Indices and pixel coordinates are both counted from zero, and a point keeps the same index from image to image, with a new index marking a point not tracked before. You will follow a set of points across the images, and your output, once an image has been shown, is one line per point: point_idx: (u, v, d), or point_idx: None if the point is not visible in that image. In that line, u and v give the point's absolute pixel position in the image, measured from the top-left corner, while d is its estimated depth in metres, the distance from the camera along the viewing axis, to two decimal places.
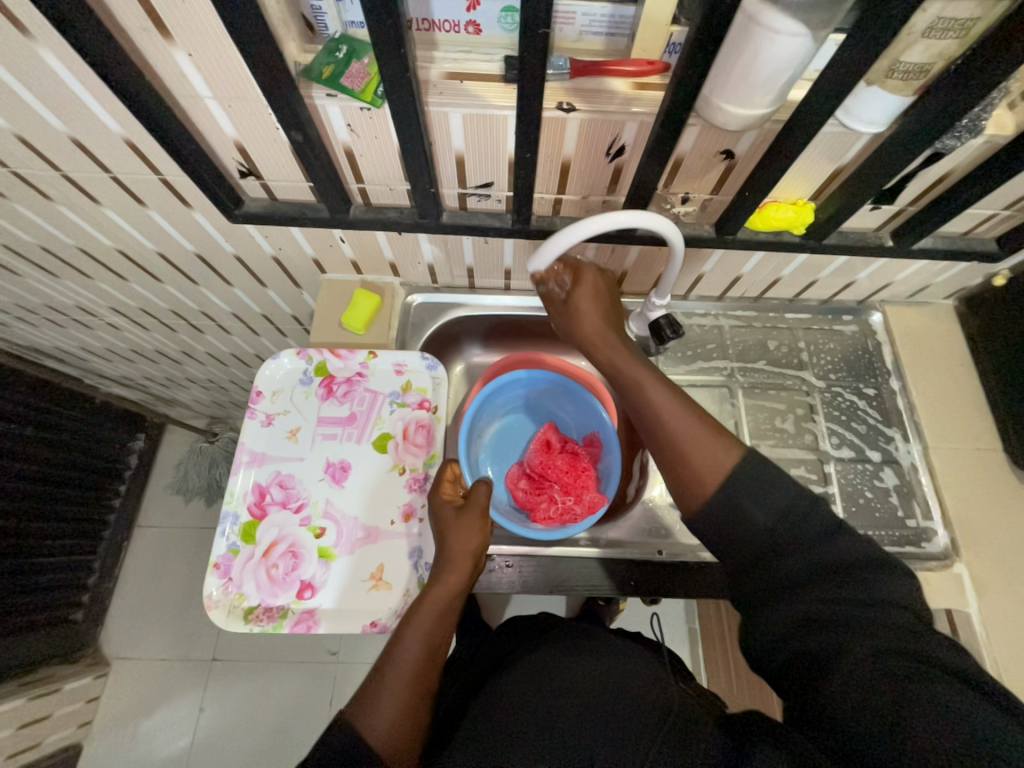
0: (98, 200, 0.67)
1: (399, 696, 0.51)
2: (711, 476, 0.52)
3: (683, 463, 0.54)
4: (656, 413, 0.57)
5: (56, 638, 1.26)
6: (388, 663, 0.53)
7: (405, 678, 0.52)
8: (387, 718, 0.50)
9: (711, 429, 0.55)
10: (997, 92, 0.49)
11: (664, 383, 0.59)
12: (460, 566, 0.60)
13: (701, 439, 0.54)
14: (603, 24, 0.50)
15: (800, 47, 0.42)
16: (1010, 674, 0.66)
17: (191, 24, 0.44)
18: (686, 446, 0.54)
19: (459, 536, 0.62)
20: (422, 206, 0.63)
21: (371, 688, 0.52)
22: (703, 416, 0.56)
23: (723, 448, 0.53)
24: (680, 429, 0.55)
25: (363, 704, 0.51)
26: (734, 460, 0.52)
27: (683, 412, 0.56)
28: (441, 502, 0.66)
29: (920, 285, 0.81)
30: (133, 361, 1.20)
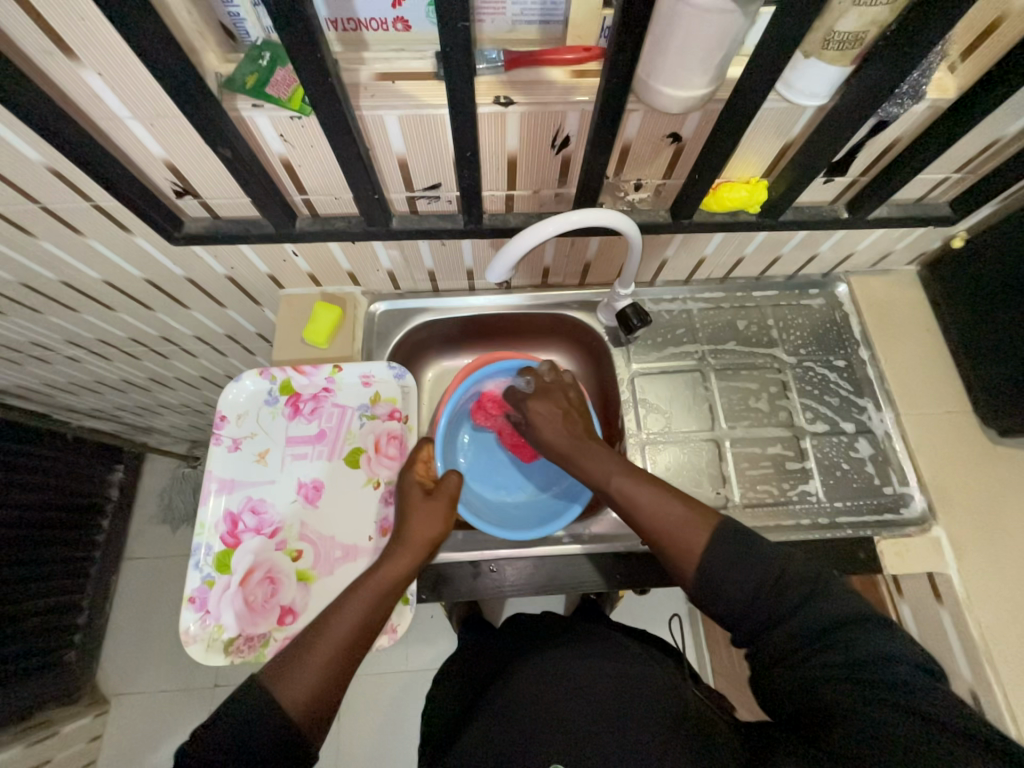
0: (32, 233, 0.64)
1: (325, 666, 0.49)
2: (689, 545, 0.53)
3: (662, 545, 0.55)
4: (624, 490, 0.60)
5: (49, 682, 1.24)
6: (319, 628, 0.51)
7: (337, 647, 0.50)
8: (308, 682, 0.47)
9: (682, 504, 0.56)
10: (935, 54, 0.48)
11: (626, 461, 0.63)
12: (416, 550, 0.60)
13: (673, 523, 0.54)
14: (534, 12, 0.48)
15: (730, 24, 0.41)
16: (992, 632, 0.67)
17: (96, 43, 0.42)
18: (659, 530, 0.55)
19: (421, 521, 0.63)
20: (370, 213, 0.61)
21: (298, 651, 0.49)
22: (674, 491, 0.57)
23: (697, 521, 0.54)
24: (647, 504, 0.57)
25: (282, 668, 0.48)
26: (708, 534, 0.53)
27: (648, 486, 0.58)
28: (412, 482, 0.67)
29: (882, 253, 0.81)
30: (100, 393, 1.17)
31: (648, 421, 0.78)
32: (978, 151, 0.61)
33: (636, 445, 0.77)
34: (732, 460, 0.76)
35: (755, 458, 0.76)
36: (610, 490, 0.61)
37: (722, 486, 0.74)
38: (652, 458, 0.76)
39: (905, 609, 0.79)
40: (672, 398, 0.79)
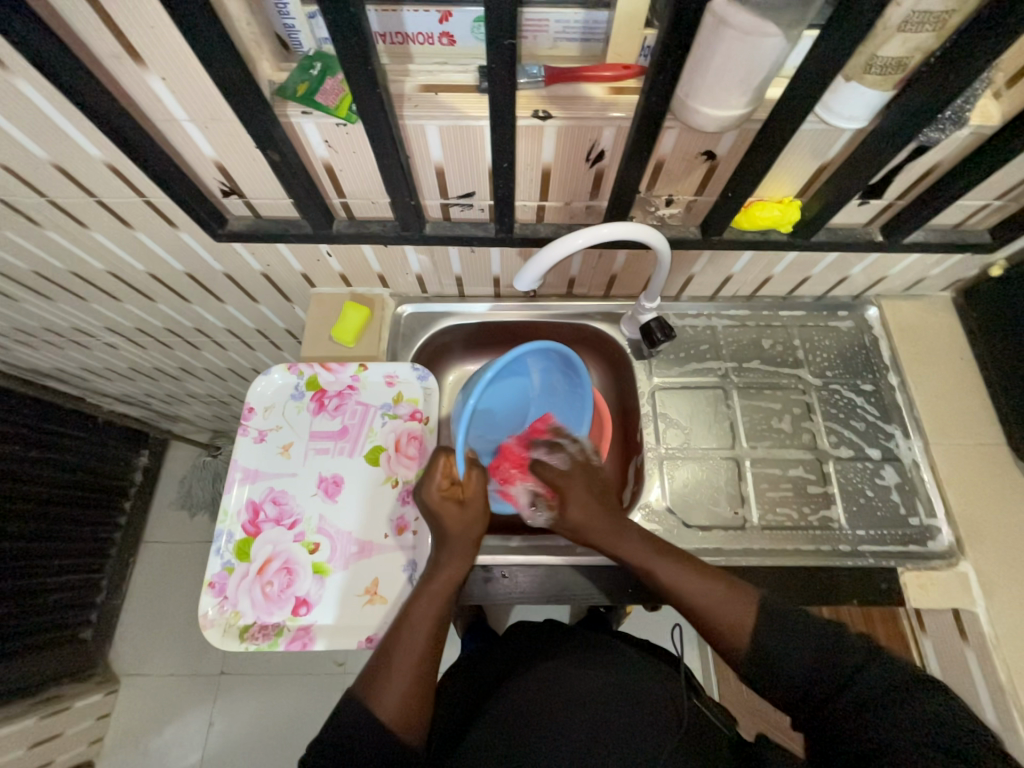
0: (86, 224, 0.68)
1: (408, 673, 0.52)
2: (737, 633, 0.53)
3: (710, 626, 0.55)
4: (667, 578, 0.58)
5: (66, 657, 1.27)
6: (395, 644, 0.54)
7: (415, 660, 0.53)
8: (396, 693, 0.51)
9: (719, 584, 0.56)
10: (979, 83, 0.48)
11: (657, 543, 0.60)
12: (464, 553, 0.60)
13: (717, 604, 0.55)
14: (577, 30, 0.49)
15: (771, 48, 0.41)
16: (1021, 677, 0.64)
17: (163, 50, 0.44)
18: (705, 613, 0.55)
19: (462, 527, 0.61)
20: (405, 219, 0.63)
21: (379, 666, 0.53)
22: (706, 569, 0.58)
23: (734, 599, 0.55)
24: (688, 589, 0.57)
25: (373, 686, 0.52)
26: (752, 614, 0.54)
27: (686, 571, 0.58)
28: (440, 498, 0.62)
29: (916, 279, 0.79)
30: (133, 379, 1.21)
31: (667, 435, 0.78)
32: (1021, 179, 0.59)
33: (654, 459, 0.76)
34: (751, 480, 0.75)
35: (775, 480, 0.75)
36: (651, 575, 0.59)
37: (741, 506, 0.73)
38: (669, 473, 0.76)
39: (926, 646, 0.76)
40: (693, 414, 0.79)
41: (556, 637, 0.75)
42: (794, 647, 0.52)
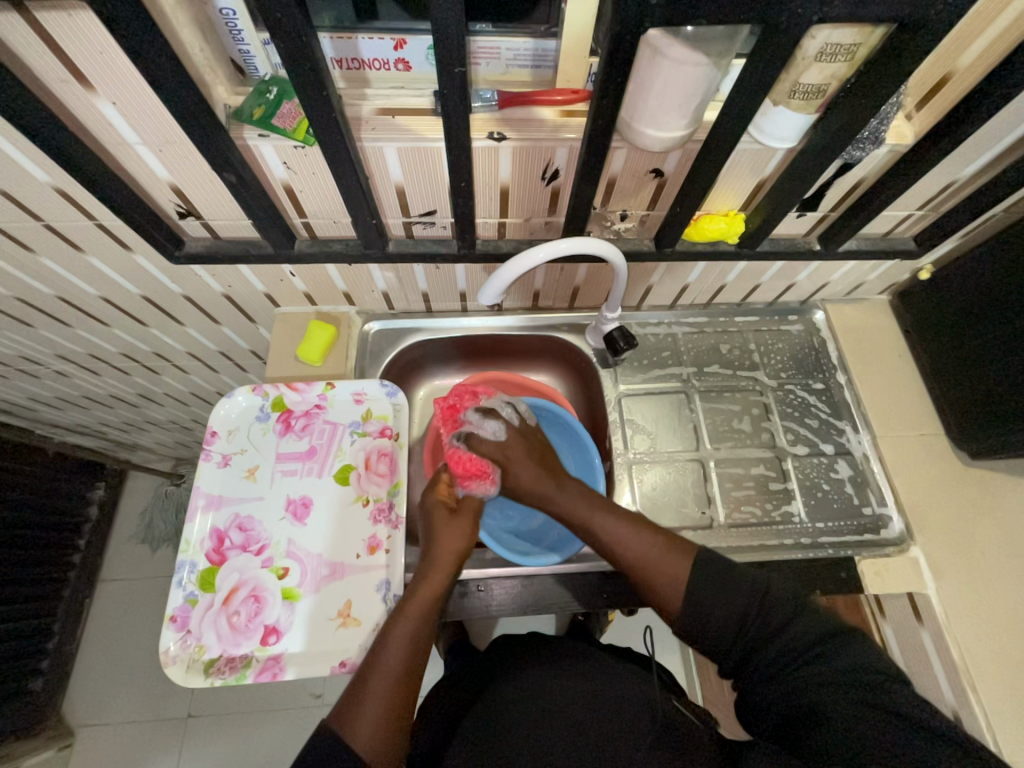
0: (32, 250, 0.66)
1: (381, 697, 0.51)
2: (672, 590, 0.55)
3: (648, 581, 0.57)
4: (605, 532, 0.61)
5: (13, 712, 1.18)
6: (373, 665, 0.53)
7: (392, 678, 0.52)
8: (370, 720, 0.49)
9: (641, 528, 0.60)
10: (891, 105, 0.53)
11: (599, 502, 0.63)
12: (444, 566, 0.61)
13: (658, 558, 0.57)
14: (527, 58, 0.52)
15: (704, 75, 0.45)
16: (971, 652, 0.68)
17: (112, 76, 0.44)
18: (643, 567, 0.57)
19: (446, 538, 0.64)
20: (367, 237, 0.64)
21: (357, 691, 0.51)
22: (628, 516, 0.62)
23: (676, 555, 0.57)
24: (618, 534, 0.60)
25: (346, 712, 0.49)
26: (687, 567, 0.56)
27: (614, 527, 0.60)
28: (435, 501, 0.68)
29: (855, 283, 0.85)
30: (86, 408, 1.16)
31: (635, 441, 0.80)
32: (936, 191, 0.65)
33: (624, 464, 0.78)
34: (716, 480, 0.77)
35: (738, 479, 0.78)
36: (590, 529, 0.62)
37: (708, 507, 0.76)
38: (639, 478, 0.77)
39: (887, 630, 0.80)
40: (658, 420, 0.81)
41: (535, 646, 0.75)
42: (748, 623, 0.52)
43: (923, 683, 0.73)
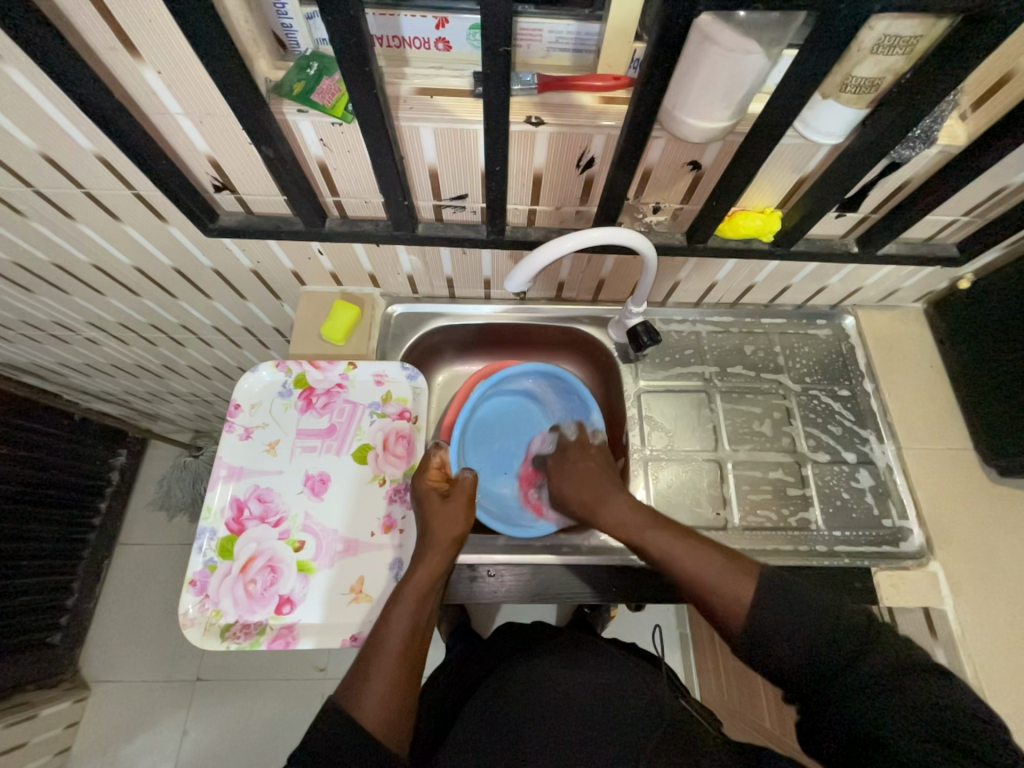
0: (71, 216, 0.67)
1: (386, 675, 0.51)
2: (734, 601, 0.54)
3: (708, 595, 0.55)
4: (660, 547, 0.60)
5: (33, 663, 1.23)
6: (374, 646, 0.54)
7: (392, 658, 0.53)
8: (376, 697, 0.50)
9: (696, 541, 0.59)
10: (947, 103, 0.51)
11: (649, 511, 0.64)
12: (442, 549, 0.62)
13: (716, 573, 0.55)
14: (570, 41, 0.51)
15: (754, 63, 0.44)
16: (987, 673, 0.66)
17: (159, 44, 0.44)
18: (703, 584, 0.56)
19: (443, 521, 0.64)
20: (397, 218, 0.64)
21: (361, 671, 0.52)
22: (678, 527, 0.61)
23: (738, 573, 0.55)
24: (674, 545, 0.59)
25: (352, 691, 0.51)
26: (751, 584, 0.54)
27: (672, 538, 0.60)
28: (427, 487, 0.68)
29: (889, 290, 0.83)
30: (114, 376, 1.19)
31: (652, 438, 0.79)
32: (985, 196, 0.63)
33: (639, 460, 0.78)
34: (733, 482, 0.77)
35: (755, 482, 0.77)
36: (644, 546, 0.62)
37: (722, 508, 0.75)
38: (654, 475, 0.77)
39: None
40: (677, 418, 0.81)
41: (541, 638, 0.75)
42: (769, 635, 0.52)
43: None
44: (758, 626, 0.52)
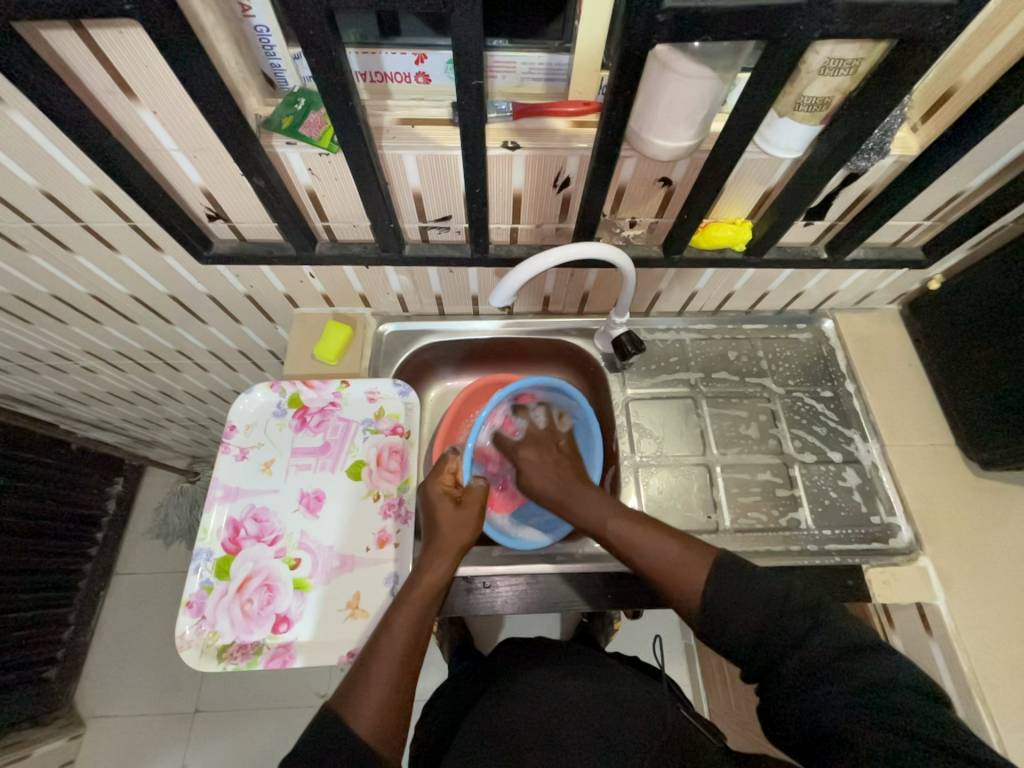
0: (70, 249, 0.70)
1: (384, 684, 0.52)
2: (691, 586, 0.56)
3: (671, 583, 0.58)
4: (621, 533, 0.63)
5: (27, 699, 1.21)
6: (375, 651, 0.54)
7: (394, 665, 0.53)
8: (374, 704, 0.50)
9: (644, 523, 0.63)
10: (896, 117, 0.54)
11: (603, 499, 0.68)
12: (447, 555, 0.63)
13: (672, 556, 0.59)
14: (541, 71, 0.55)
15: (710, 87, 0.47)
16: (982, 665, 0.67)
17: (155, 87, 0.47)
18: (658, 566, 0.59)
19: (451, 528, 0.66)
20: (385, 241, 0.66)
21: (360, 676, 0.53)
22: (627, 512, 0.65)
23: (693, 560, 0.58)
24: (626, 529, 0.63)
25: (350, 696, 0.51)
26: (709, 572, 0.56)
27: (631, 521, 0.64)
28: (440, 493, 0.69)
29: (864, 292, 0.86)
30: (110, 403, 1.20)
31: (641, 444, 0.81)
32: (944, 201, 0.66)
33: (630, 467, 0.79)
34: (722, 485, 0.78)
35: (744, 485, 0.78)
36: (602, 531, 0.65)
37: (714, 512, 0.76)
38: (645, 481, 0.78)
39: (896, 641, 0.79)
40: (665, 424, 0.82)
41: (540, 650, 0.75)
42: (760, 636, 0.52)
43: None
44: (753, 627, 0.52)
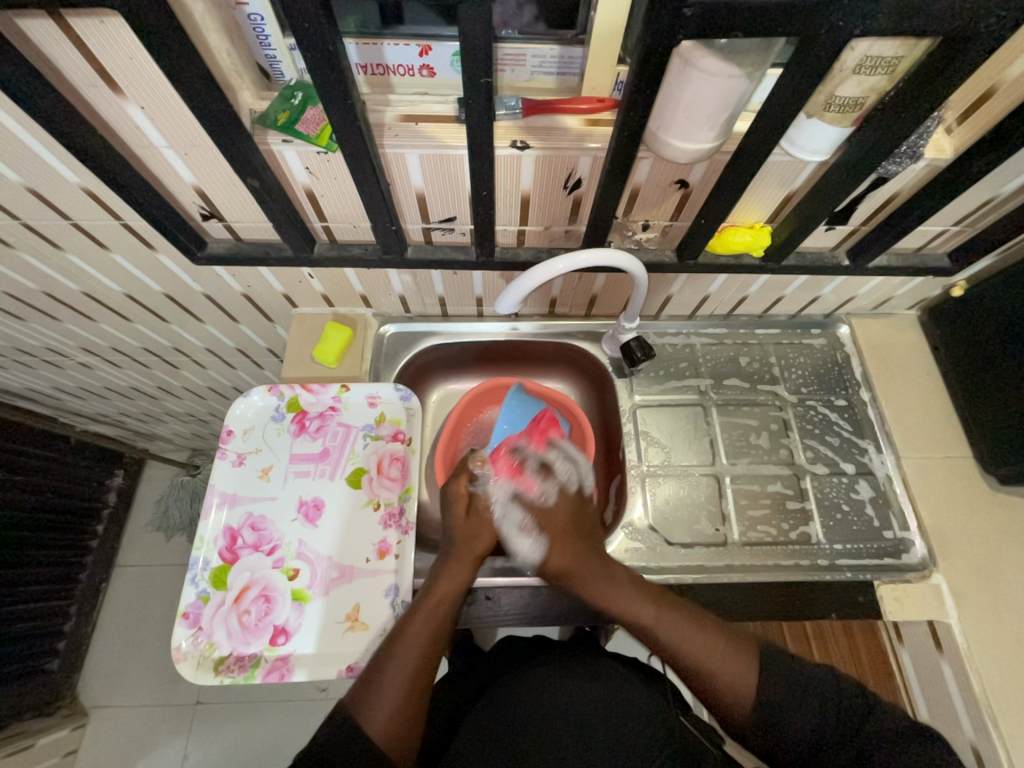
0: (59, 246, 0.67)
1: (396, 687, 0.53)
2: (743, 691, 0.54)
3: (711, 691, 0.55)
4: (673, 638, 0.58)
5: (30, 692, 1.21)
6: (387, 655, 0.55)
7: (404, 672, 0.54)
8: (386, 708, 0.52)
9: (721, 640, 0.57)
10: (931, 120, 0.51)
11: (673, 616, 0.58)
12: (463, 563, 0.62)
13: (722, 662, 0.55)
14: (553, 64, 0.51)
15: (736, 87, 0.44)
16: (993, 685, 0.65)
17: (142, 81, 0.44)
18: (709, 676, 0.56)
19: (470, 537, 0.64)
20: (386, 243, 0.64)
21: (372, 678, 0.54)
22: (708, 620, 0.59)
23: (740, 660, 0.56)
24: (696, 654, 0.56)
25: (362, 698, 0.53)
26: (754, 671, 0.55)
27: (685, 629, 0.58)
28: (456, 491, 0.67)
29: (883, 298, 0.83)
30: (108, 399, 1.18)
31: (648, 453, 0.79)
32: (974, 207, 0.63)
33: (637, 476, 0.77)
34: (731, 496, 0.76)
35: (754, 496, 0.76)
36: (653, 637, 0.59)
37: (722, 524, 0.74)
38: (651, 490, 0.76)
39: (904, 656, 0.78)
40: (673, 432, 0.80)
41: (543, 650, 0.74)
42: None
43: (941, 714, 0.71)
44: None
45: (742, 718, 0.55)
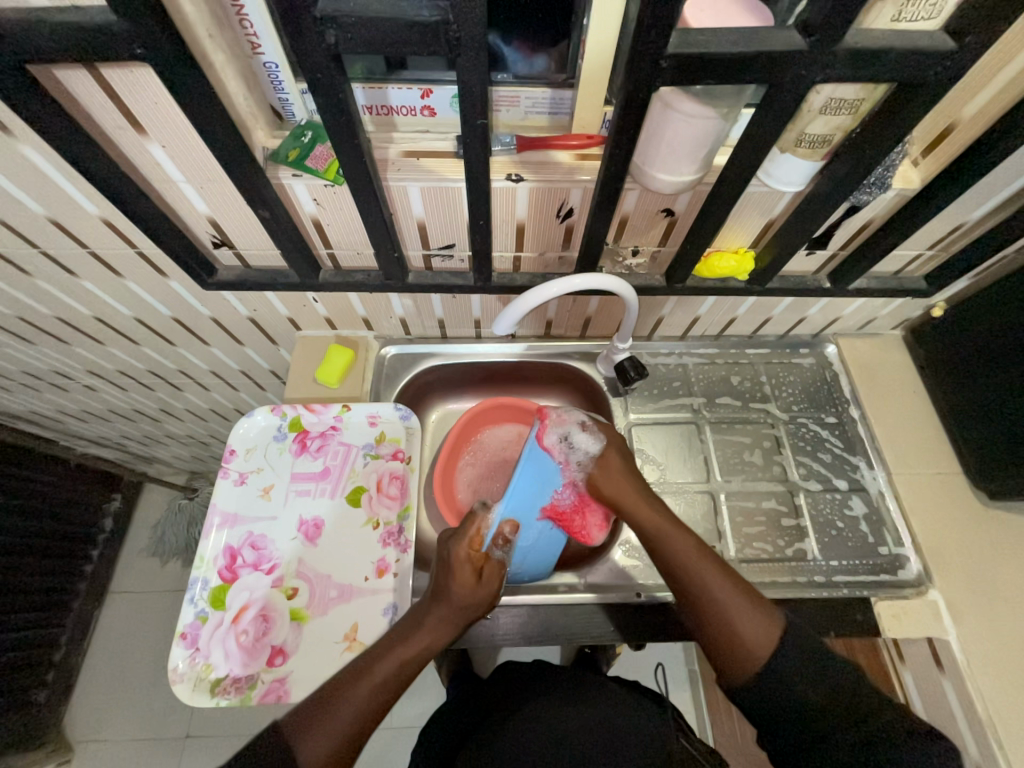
0: (75, 273, 0.70)
1: (343, 731, 0.50)
2: (758, 645, 0.54)
3: (729, 636, 0.55)
4: (700, 576, 0.59)
5: (15, 724, 1.18)
6: (349, 689, 0.53)
7: (357, 716, 0.52)
8: (324, 749, 0.49)
9: (746, 594, 0.57)
10: (896, 154, 0.55)
11: (706, 554, 0.60)
12: (450, 625, 0.60)
13: (743, 611, 0.56)
14: (545, 105, 0.55)
15: (713, 126, 0.47)
16: (994, 704, 0.65)
17: (164, 122, 0.48)
18: (726, 623, 0.56)
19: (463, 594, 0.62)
20: (388, 270, 0.67)
21: (326, 708, 0.52)
22: (736, 573, 0.60)
23: (764, 619, 0.55)
24: (720, 595, 0.57)
25: (307, 724, 0.50)
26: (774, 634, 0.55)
27: (714, 570, 0.59)
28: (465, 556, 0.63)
29: (867, 319, 0.85)
30: (110, 421, 1.20)
31: (644, 471, 0.80)
32: (945, 232, 0.66)
33: None
34: (726, 513, 0.77)
35: (749, 513, 0.77)
36: (681, 569, 0.60)
37: (718, 542, 0.75)
38: None
39: (906, 676, 0.77)
40: (668, 450, 0.82)
41: (542, 673, 0.74)
42: (790, 705, 0.52)
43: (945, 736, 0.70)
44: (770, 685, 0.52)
45: (746, 674, 0.54)
